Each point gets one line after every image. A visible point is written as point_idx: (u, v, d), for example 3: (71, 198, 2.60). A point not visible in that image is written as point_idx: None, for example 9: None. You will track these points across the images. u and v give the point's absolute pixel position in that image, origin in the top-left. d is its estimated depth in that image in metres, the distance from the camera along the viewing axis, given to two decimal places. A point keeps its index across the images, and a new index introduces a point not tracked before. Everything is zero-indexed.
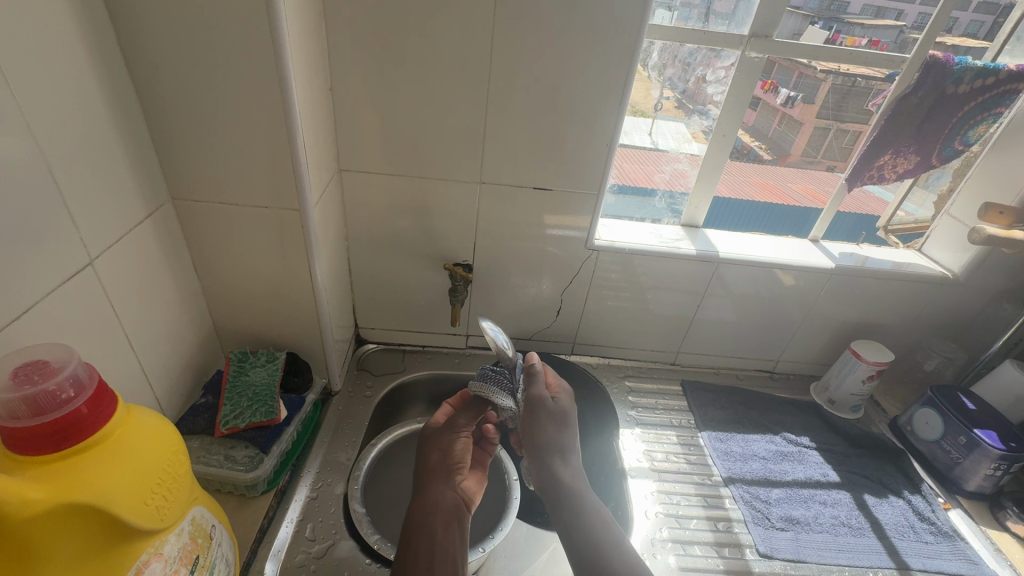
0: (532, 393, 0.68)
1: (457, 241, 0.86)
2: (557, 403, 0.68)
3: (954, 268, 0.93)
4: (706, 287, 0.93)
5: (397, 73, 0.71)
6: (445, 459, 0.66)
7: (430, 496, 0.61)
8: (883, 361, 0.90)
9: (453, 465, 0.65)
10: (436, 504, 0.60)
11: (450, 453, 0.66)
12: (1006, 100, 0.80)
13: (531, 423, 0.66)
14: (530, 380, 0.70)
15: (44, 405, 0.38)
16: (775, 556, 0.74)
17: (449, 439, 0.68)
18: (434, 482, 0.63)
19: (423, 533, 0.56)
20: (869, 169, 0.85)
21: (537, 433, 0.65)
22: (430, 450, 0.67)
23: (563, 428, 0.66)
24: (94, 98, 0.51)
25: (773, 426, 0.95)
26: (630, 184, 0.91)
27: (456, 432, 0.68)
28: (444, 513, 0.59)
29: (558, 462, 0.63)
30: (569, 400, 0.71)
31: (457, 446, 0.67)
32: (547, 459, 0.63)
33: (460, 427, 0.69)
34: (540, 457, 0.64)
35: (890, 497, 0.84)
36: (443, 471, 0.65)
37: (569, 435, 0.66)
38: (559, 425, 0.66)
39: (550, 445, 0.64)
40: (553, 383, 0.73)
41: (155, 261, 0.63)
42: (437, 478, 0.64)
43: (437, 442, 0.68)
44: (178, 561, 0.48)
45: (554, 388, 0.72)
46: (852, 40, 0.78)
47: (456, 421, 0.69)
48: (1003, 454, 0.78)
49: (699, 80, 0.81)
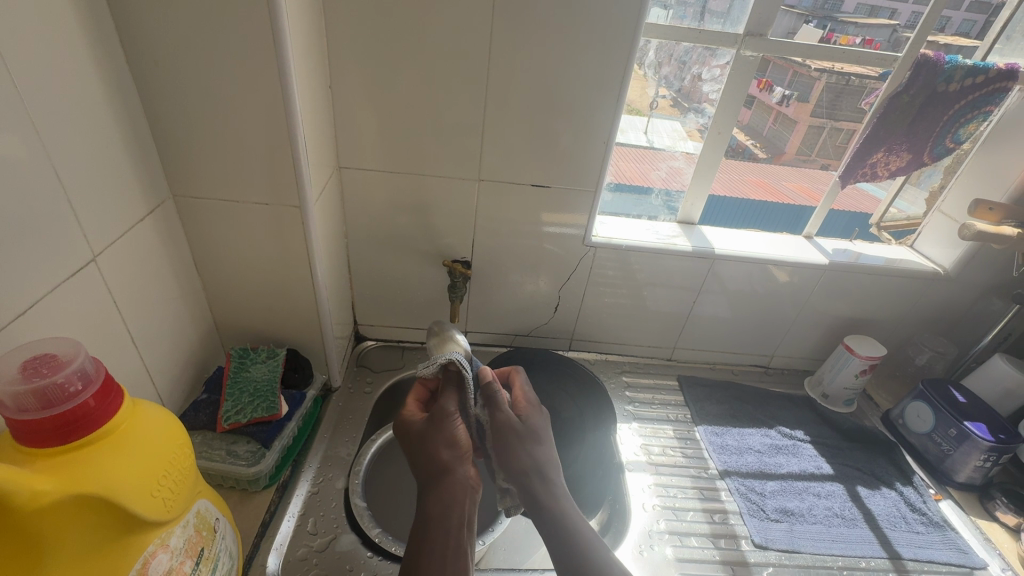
0: (499, 418, 0.60)
1: (456, 238, 0.87)
2: (527, 424, 0.61)
3: (945, 264, 0.94)
4: (702, 283, 0.94)
5: (396, 70, 0.71)
6: (452, 450, 0.56)
7: (443, 493, 0.53)
8: (876, 356, 0.91)
9: (461, 452, 0.56)
10: (451, 501, 0.53)
11: (457, 442, 0.56)
12: (998, 97, 0.81)
13: (505, 454, 0.59)
14: (494, 408, 0.61)
15: (52, 398, 0.38)
16: (770, 546, 0.75)
17: (447, 429, 0.57)
18: (443, 477, 0.54)
19: (440, 530, 0.51)
20: (862, 167, 0.86)
21: (512, 459, 0.58)
22: (431, 444, 0.56)
23: (539, 445, 0.60)
24: (97, 95, 0.52)
25: (767, 420, 0.96)
26: (626, 182, 0.92)
27: (451, 420, 0.58)
28: (461, 509, 0.53)
29: (541, 485, 0.57)
30: (542, 419, 0.63)
31: (461, 432, 0.57)
32: (529, 481, 0.57)
33: (451, 415, 0.58)
34: (523, 484, 0.58)
35: (882, 488, 0.85)
36: (450, 462, 0.55)
37: (545, 454, 0.59)
38: (533, 442, 0.60)
39: (528, 471, 0.58)
40: (522, 399, 0.65)
41: (157, 258, 0.63)
42: (447, 470, 0.55)
43: (435, 435, 0.57)
44: (183, 553, 0.48)
45: (521, 404, 0.64)
46: (846, 39, 0.80)
47: (445, 409, 0.59)
48: (993, 445, 0.80)
49: (695, 78, 0.82)
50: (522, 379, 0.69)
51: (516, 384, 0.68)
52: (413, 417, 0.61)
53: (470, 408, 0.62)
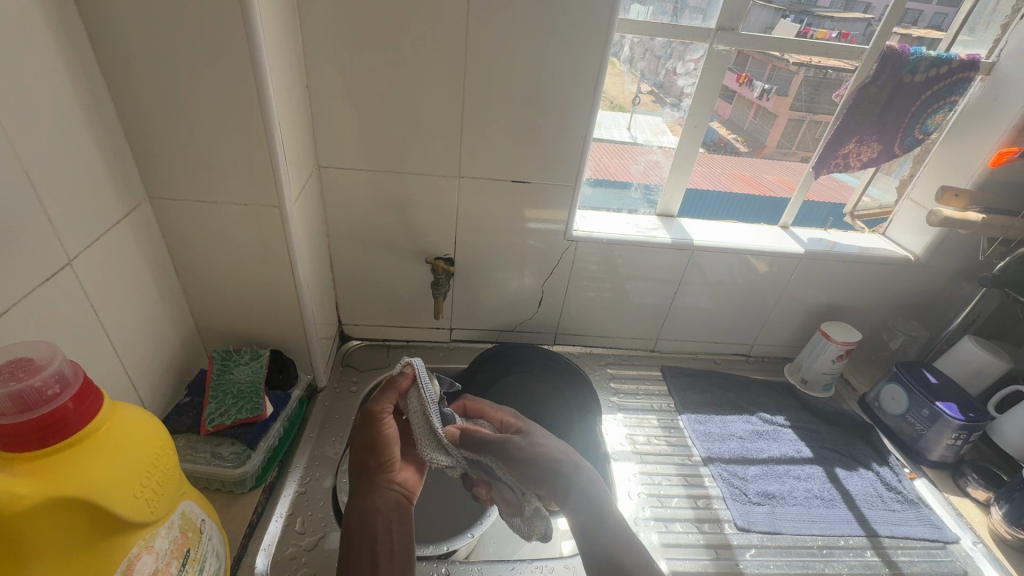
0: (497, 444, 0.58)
1: (438, 236, 0.87)
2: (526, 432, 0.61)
3: (916, 250, 0.97)
4: (683, 274, 0.95)
5: (373, 70, 0.71)
6: (373, 455, 0.56)
7: (364, 498, 0.54)
8: (852, 341, 0.93)
9: (384, 458, 0.56)
10: (373, 507, 0.53)
11: (377, 448, 0.56)
12: (961, 87, 0.84)
13: (527, 470, 0.56)
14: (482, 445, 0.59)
15: (29, 402, 0.38)
16: (753, 528, 0.77)
17: (374, 432, 0.57)
18: (367, 482, 0.55)
19: (362, 536, 0.51)
20: (835, 157, 0.89)
21: (538, 467, 0.55)
22: (358, 447, 0.57)
23: (549, 440, 0.59)
24: (68, 97, 0.51)
25: (749, 406, 0.98)
26: (607, 177, 0.93)
27: (379, 422, 0.57)
28: (384, 513, 0.53)
29: (574, 474, 0.55)
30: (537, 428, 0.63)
31: (387, 437, 0.57)
32: (562, 474, 0.55)
33: (382, 413, 0.58)
34: (552, 481, 0.55)
35: (860, 469, 0.88)
36: (370, 469, 0.55)
37: (562, 448, 0.58)
38: (544, 440, 0.59)
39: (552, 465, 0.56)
40: (505, 419, 0.66)
41: (134, 261, 0.63)
42: (369, 476, 0.55)
43: (362, 438, 0.58)
44: (168, 554, 0.48)
45: (509, 423, 0.65)
46: (823, 32, 0.81)
47: (375, 408, 0.59)
48: (963, 424, 0.82)
49: (670, 73, 0.83)
50: (485, 404, 0.69)
51: (481, 409, 0.69)
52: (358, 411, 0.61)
53: (449, 451, 0.60)
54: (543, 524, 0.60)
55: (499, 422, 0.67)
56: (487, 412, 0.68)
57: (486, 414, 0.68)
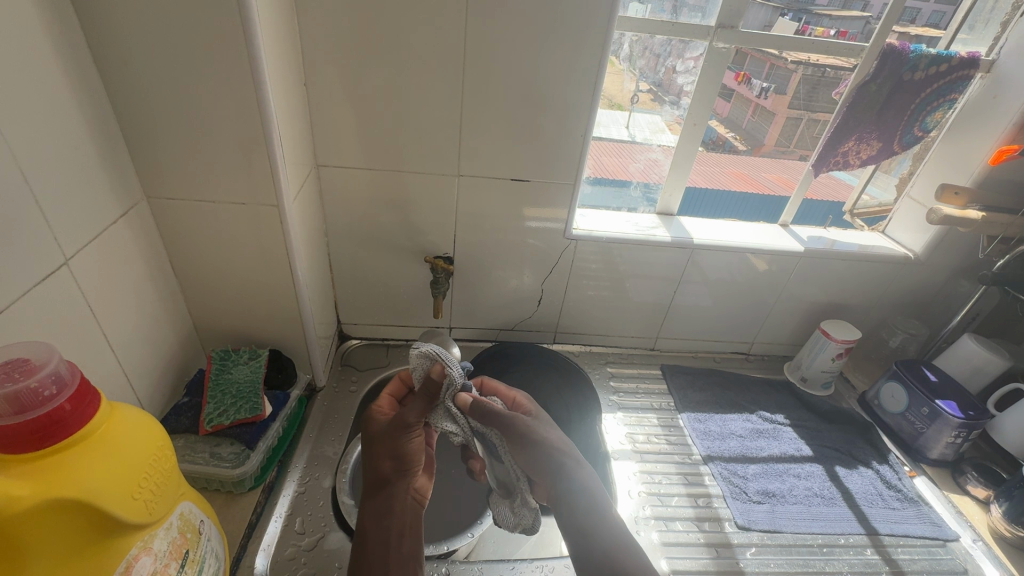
0: (504, 423, 0.56)
1: (437, 234, 0.87)
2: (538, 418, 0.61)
3: (915, 248, 0.97)
4: (683, 272, 0.95)
5: (371, 69, 0.71)
6: (399, 463, 0.56)
7: (380, 501, 0.54)
8: (851, 339, 0.93)
9: (408, 467, 0.56)
10: (390, 512, 0.54)
11: (401, 456, 0.56)
12: (961, 85, 0.84)
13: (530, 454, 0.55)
14: (490, 419, 0.57)
15: (26, 403, 0.38)
16: (752, 527, 0.77)
17: (400, 444, 0.56)
18: (383, 486, 0.55)
19: (377, 541, 0.52)
20: (834, 155, 0.88)
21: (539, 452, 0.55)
22: (378, 454, 0.57)
23: (552, 430, 0.58)
24: (64, 95, 0.51)
25: (748, 405, 0.98)
26: (606, 176, 0.93)
27: (409, 433, 0.57)
28: (401, 518, 0.53)
29: (576, 468, 0.54)
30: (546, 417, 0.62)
31: (412, 448, 0.57)
32: (563, 464, 0.54)
33: (413, 425, 0.57)
34: (552, 472, 0.54)
35: (860, 467, 0.88)
36: (391, 476, 0.56)
37: (565, 441, 0.57)
38: (548, 429, 0.58)
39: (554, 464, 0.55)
40: (518, 399, 0.65)
41: (132, 260, 0.62)
42: (389, 483, 0.55)
43: (384, 444, 0.57)
44: (167, 556, 0.48)
45: (521, 404, 0.65)
46: (822, 31, 0.81)
47: (408, 419, 0.57)
48: (963, 422, 0.82)
49: (670, 70, 0.83)
50: (498, 385, 0.68)
51: (495, 388, 0.67)
52: (383, 413, 0.61)
53: (456, 417, 0.59)
54: (528, 515, 0.60)
55: (511, 401, 0.66)
56: (506, 393, 0.66)
57: (500, 393, 0.67)
